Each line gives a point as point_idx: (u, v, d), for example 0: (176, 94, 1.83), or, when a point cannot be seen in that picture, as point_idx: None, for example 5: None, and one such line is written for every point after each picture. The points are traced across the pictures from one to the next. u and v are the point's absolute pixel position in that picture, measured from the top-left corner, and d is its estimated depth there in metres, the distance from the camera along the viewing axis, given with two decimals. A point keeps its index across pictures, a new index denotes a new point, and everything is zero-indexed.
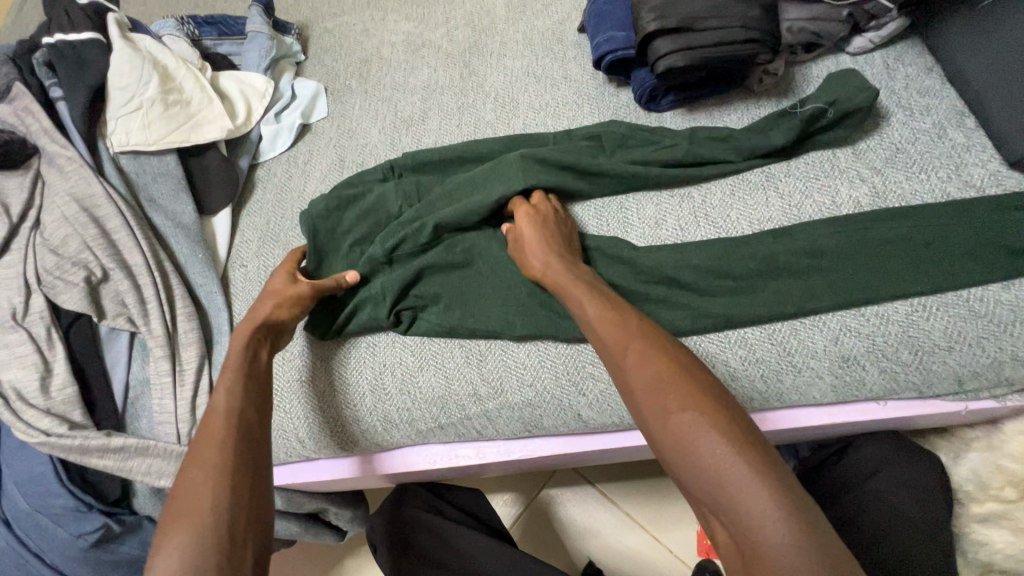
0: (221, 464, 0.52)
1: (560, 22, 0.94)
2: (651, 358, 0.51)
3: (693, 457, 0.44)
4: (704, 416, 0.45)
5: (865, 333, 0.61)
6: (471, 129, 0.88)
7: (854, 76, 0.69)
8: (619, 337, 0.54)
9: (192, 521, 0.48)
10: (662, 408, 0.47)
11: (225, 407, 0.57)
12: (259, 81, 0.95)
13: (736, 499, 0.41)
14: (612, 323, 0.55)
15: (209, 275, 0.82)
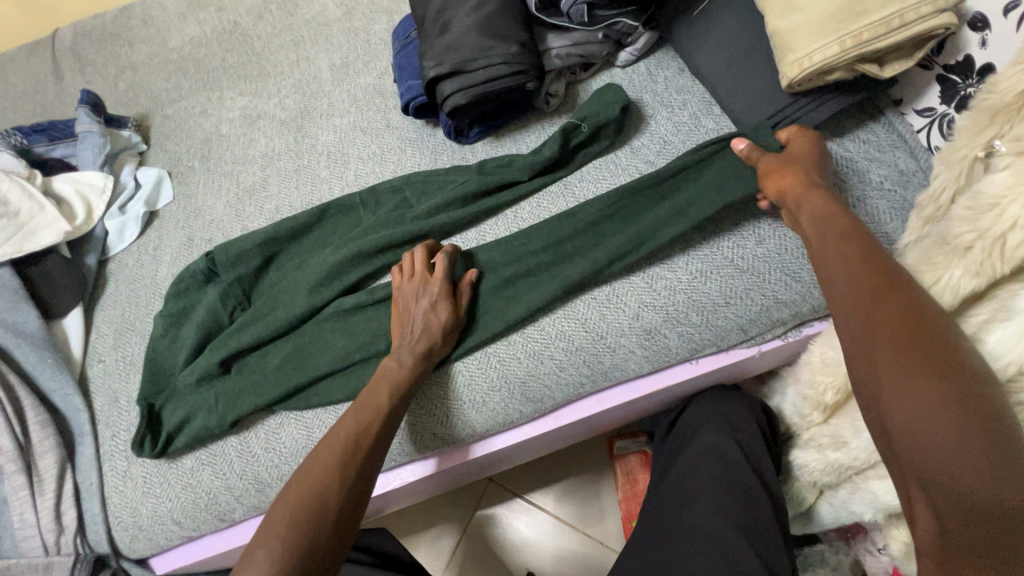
0: (326, 479, 0.59)
1: (380, 76, 1.01)
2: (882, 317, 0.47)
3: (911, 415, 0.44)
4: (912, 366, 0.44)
5: (659, 305, 0.70)
6: (308, 189, 0.92)
7: (604, 92, 0.80)
8: (866, 284, 0.50)
9: (277, 536, 0.55)
10: (886, 361, 0.46)
11: (350, 422, 0.63)
12: (95, 177, 0.96)
13: (946, 443, 0.41)
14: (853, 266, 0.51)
15: (61, 378, 0.82)
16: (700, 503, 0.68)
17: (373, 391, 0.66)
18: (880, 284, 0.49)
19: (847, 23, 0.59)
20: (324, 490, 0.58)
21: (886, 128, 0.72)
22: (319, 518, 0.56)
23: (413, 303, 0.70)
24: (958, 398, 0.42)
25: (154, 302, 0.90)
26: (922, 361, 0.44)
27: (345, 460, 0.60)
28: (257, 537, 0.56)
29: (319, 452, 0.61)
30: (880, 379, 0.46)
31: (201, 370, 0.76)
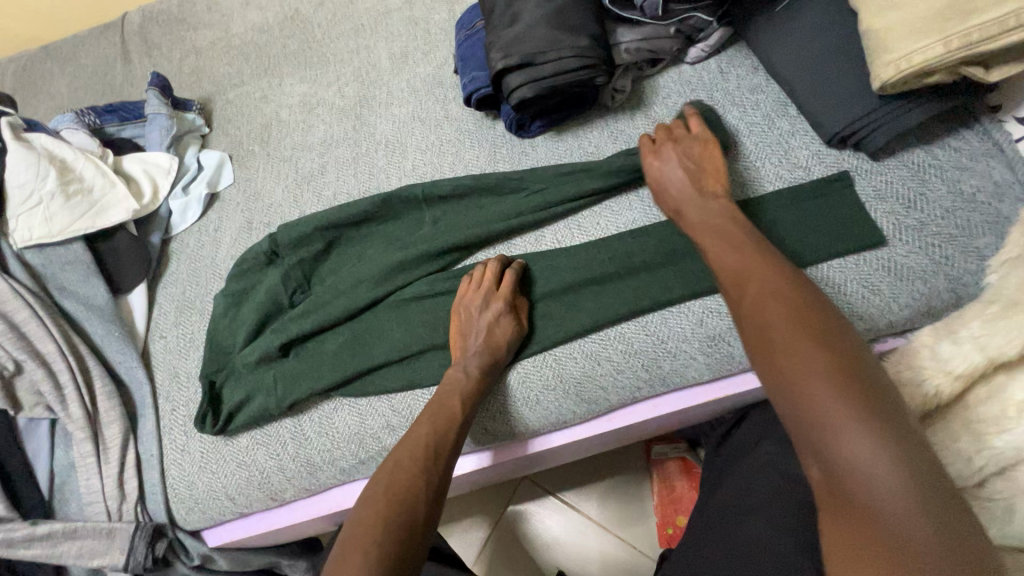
0: (408, 486, 0.57)
1: (439, 66, 1.01)
2: (782, 309, 0.47)
3: (799, 398, 0.43)
4: (827, 358, 0.43)
5: (724, 311, 0.67)
6: (366, 177, 0.93)
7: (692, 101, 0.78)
8: (749, 279, 0.51)
9: (371, 543, 0.51)
10: (779, 338, 0.45)
11: (425, 428, 0.63)
12: (162, 158, 0.99)
13: (848, 430, 0.40)
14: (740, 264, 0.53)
15: (127, 352, 0.85)
16: (758, 518, 0.65)
17: (444, 400, 0.66)
18: (775, 273, 0.51)
19: (953, 22, 0.55)
20: (408, 497, 0.56)
21: (980, 136, 0.68)
22: (407, 524, 0.54)
23: (474, 317, 0.70)
24: (853, 374, 0.42)
25: (214, 282, 0.92)
26: (811, 336, 0.44)
27: (423, 467, 0.60)
28: (341, 547, 0.52)
29: (392, 461, 0.60)
30: (770, 356, 0.46)
31: (261, 353, 0.77)
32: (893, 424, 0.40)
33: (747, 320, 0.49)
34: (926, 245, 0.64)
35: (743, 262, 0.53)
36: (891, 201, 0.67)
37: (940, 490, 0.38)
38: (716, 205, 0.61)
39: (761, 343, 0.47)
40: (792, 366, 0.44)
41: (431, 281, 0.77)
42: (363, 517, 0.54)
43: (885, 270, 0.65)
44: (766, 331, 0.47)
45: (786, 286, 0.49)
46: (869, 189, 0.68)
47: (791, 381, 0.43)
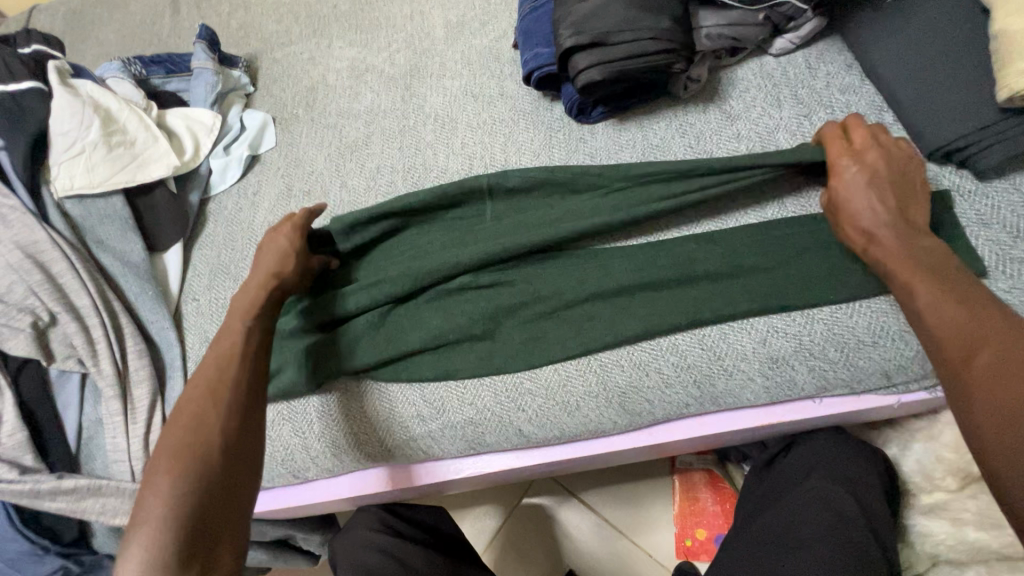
0: (219, 396, 0.58)
1: (497, 39, 0.95)
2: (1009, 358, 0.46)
3: (965, 341, 0.48)
4: None
5: (791, 333, 0.62)
6: (412, 151, 0.89)
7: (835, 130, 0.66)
8: (968, 328, 0.48)
9: (181, 456, 0.54)
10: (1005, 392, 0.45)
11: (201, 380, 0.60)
12: (206, 115, 0.96)
13: None
14: (965, 310, 0.49)
15: (160, 312, 0.83)
16: (804, 557, 0.61)
17: (221, 337, 0.64)
18: (930, 256, 0.54)
19: None
20: (219, 406, 0.58)
21: None
22: (210, 433, 0.56)
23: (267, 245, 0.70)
24: None
25: (249, 249, 0.90)
26: None
27: (241, 376, 0.60)
28: (161, 449, 0.56)
29: (204, 372, 0.60)
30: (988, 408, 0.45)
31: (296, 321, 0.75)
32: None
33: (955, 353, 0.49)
34: None
35: (907, 244, 0.55)
36: (996, 227, 0.60)
37: None
38: (925, 241, 0.55)
39: (980, 388, 0.46)
40: (962, 332, 0.48)
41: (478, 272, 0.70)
42: (182, 423, 0.57)
43: None
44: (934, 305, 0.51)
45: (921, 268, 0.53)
46: (972, 214, 0.61)
47: (962, 338, 0.48)
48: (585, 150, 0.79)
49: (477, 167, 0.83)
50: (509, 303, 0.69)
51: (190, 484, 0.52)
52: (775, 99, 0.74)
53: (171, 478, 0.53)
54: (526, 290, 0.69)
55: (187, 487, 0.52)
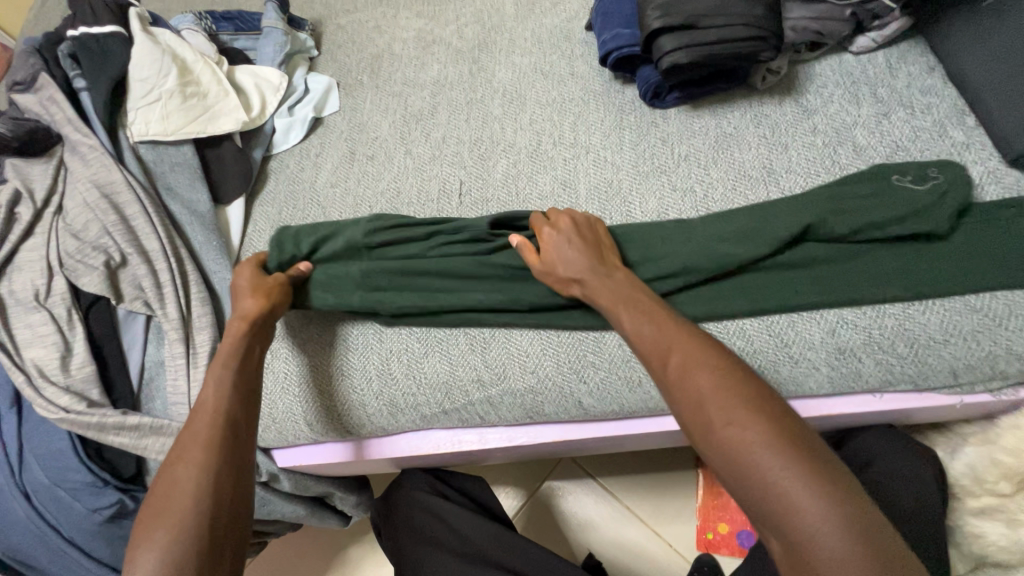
0: (192, 458, 0.54)
1: (568, 20, 0.95)
2: (712, 370, 0.50)
3: (716, 441, 0.47)
4: (744, 407, 0.47)
5: (862, 325, 0.63)
6: (479, 124, 0.89)
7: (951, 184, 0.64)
8: (668, 342, 0.54)
9: (171, 518, 0.51)
10: (702, 408, 0.48)
11: (208, 412, 0.58)
12: (273, 75, 0.98)
13: (767, 466, 0.44)
14: (660, 331, 0.55)
15: (223, 262, 0.85)
16: None
17: (201, 395, 0.60)
18: (633, 292, 0.60)
19: None
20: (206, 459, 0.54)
21: None
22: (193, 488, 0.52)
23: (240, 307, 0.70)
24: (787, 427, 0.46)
25: (310, 208, 0.91)
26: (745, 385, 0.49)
27: (228, 433, 0.57)
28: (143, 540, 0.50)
29: (186, 440, 0.56)
30: (691, 410, 0.49)
31: (366, 273, 0.75)
32: (811, 453, 0.44)
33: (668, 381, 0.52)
34: None
35: (619, 290, 0.61)
36: None
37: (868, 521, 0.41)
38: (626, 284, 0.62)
39: (688, 413, 0.50)
40: (733, 439, 0.46)
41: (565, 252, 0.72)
42: (163, 490, 0.53)
43: None
44: (700, 401, 0.49)
45: (720, 372, 0.50)
46: None
47: (724, 443, 0.46)
48: (657, 134, 0.79)
49: (546, 143, 0.84)
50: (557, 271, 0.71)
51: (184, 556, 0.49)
52: (853, 96, 0.74)
53: (159, 546, 0.49)
54: None
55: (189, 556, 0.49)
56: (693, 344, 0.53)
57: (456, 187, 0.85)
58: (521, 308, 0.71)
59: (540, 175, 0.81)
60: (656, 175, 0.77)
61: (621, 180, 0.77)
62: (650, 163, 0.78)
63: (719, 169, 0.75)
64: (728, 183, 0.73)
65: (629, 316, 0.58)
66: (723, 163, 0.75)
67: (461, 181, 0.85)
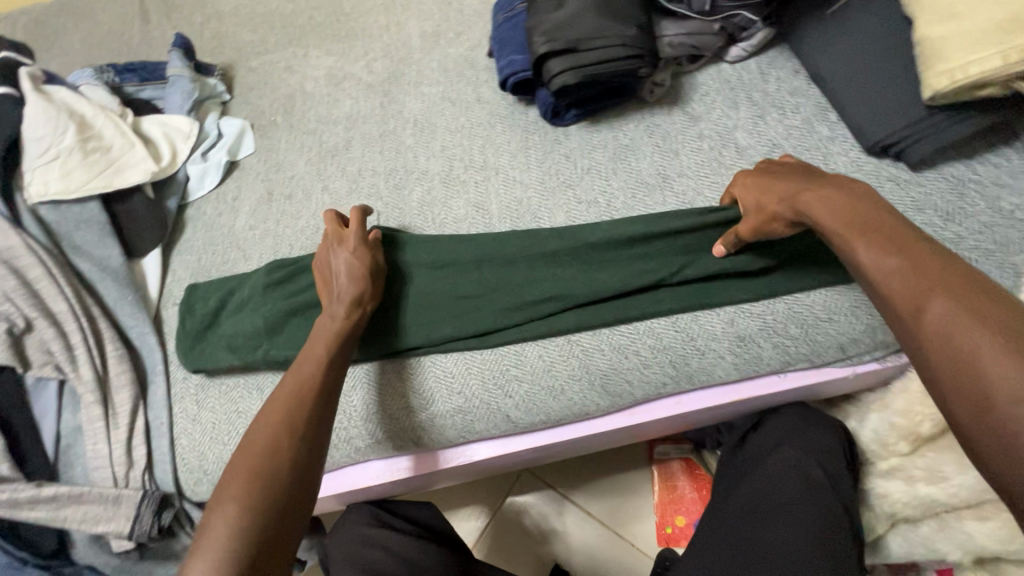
0: (279, 437, 0.55)
1: (472, 48, 0.99)
2: (955, 302, 0.42)
3: (979, 406, 0.38)
4: (999, 345, 0.38)
5: (756, 313, 0.67)
6: (393, 155, 0.91)
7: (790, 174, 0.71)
8: (919, 275, 0.45)
9: (240, 491, 0.51)
10: (940, 343, 0.41)
11: (292, 382, 0.60)
12: (182, 121, 0.96)
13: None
14: (906, 259, 0.46)
15: (140, 317, 0.83)
16: (778, 521, 0.66)
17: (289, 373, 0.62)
18: (865, 215, 0.51)
19: (1014, 35, 0.55)
20: (287, 443, 0.55)
21: (1020, 153, 0.68)
22: (291, 471, 0.54)
23: (331, 257, 0.72)
24: None
25: (230, 251, 0.90)
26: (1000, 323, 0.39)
27: (307, 413, 0.58)
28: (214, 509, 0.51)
29: (261, 425, 0.56)
30: (933, 345, 0.42)
31: (258, 322, 0.78)
32: None
33: (900, 310, 0.45)
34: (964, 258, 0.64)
35: (833, 203, 0.53)
36: (929, 212, 0.67)
37: None
38: (831, 204, 0.53)
39: (930, 348, 0.42)
40: (976, 379, 0.38)
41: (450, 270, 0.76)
42: (241, 459, 0.54)
43: None
44: (971, 358, 0.39)
45: (983, 302, 0.41)
46: (907, 200, 0.68)
47: (991, 406, 0.37)
48: (561, 151, 0.83)
49: (458, 168, 0.86)
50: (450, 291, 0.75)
51: (249, 535, 0.49)
52: (733, 102, 0.80)
53: (239, 516, 0.49)
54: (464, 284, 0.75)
55: (250, 532, 0.49)
56: (948, 270, 0.44)
57: (374, 218, 0.86)
58: (413, 330, 0.73)
59: (454, 199, 0.84)
60: (563, 190, 0.80)
61: (530, 197, 0.81)
62: (556, 179, 0.81)
63: (619, 179, 0.79)
64: (628, 191, 0.78)
65: (856, 242, 0.50)
66: (622, 173, 0.79)
67: (379, 212, 0.86)
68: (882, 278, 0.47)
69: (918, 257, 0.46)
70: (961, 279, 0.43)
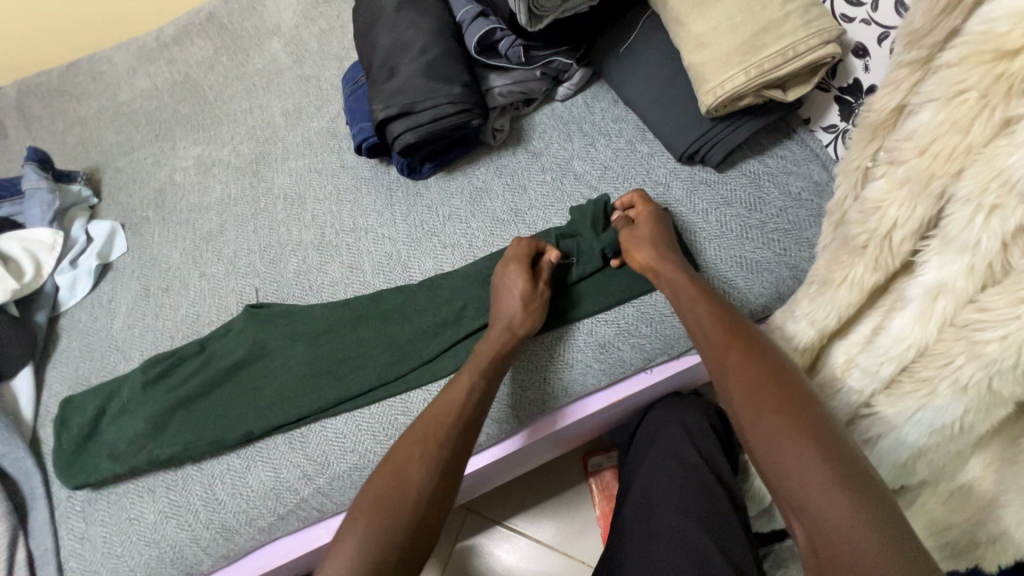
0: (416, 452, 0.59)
1: (333, 119, 1.05)
2: (749, 369, 0.52)
3: (767, 447, 0.47)
4: (780, 404, 0.48)
5: (611, 320, 0.74)
6: (266, 231, 0.94)
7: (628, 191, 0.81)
8: (728, 337, 0.56)
9: (364, 509, 0.56)
10: (742, 400, 0.51)
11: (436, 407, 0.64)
12: (44, 233, 0.93)
13: (794, 456, 0.45)
14: (721, 323, 0.58)
15: (13, 442, 0.79)
16: (662, 507, 0.71)
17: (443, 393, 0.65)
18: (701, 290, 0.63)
19: (750, 56, 0.66)
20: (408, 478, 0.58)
21: (800, 145, 0.79)
22: (409, 501, 0.56)
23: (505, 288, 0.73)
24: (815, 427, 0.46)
25: (109, 354, 0.88)
26: (778, 390, 0.50)
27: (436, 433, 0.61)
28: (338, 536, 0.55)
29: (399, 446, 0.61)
30: (736, 398, 0.52)
31: (138, 423, 0.76)
32: (838, 451, 0.44)
33: (718, 367, 0.55)
34: (768, 240, 0.74)
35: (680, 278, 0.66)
36: (735, 206, 0.77)
37: (884, 511, 0.41)
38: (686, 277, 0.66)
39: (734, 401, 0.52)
40: (759, 429, 0.48)
41: (330, 334, 0.80)
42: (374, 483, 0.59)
43: (740, 266, 0.74)
44: (756, 412, 0.49)
45: (763, 372, 0.52)
46: (717, 199, 0.78)
47: (757, 431, 0.48)
48: (422, 202, 0.89)
49: (329, 234, 0.90)
50: (337, 355, 0.78)
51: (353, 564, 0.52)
52: (566, 135, 0.89)
53: (363, 537, 0.53)
54: (346, 345, 0.79)
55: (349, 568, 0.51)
56: (748, 342, 0.55)
57: (253, 296, 0.88)
58: (302, 400, 0.76)
59: (329, 264, 0.87)
60: (428, 238, 0.86)
61: (400, 249, 0.86)
62: (421, 229, 0.87)
63: (477, 220, 0.85)
64: (486, 230, 0.84)
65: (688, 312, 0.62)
66: (479, 214, 0.86)
67: (257, 289, 0.88)
68: (707, 332, 0.58)
69: (722, 329, 0.57)
70: (756, 350, 0.54)
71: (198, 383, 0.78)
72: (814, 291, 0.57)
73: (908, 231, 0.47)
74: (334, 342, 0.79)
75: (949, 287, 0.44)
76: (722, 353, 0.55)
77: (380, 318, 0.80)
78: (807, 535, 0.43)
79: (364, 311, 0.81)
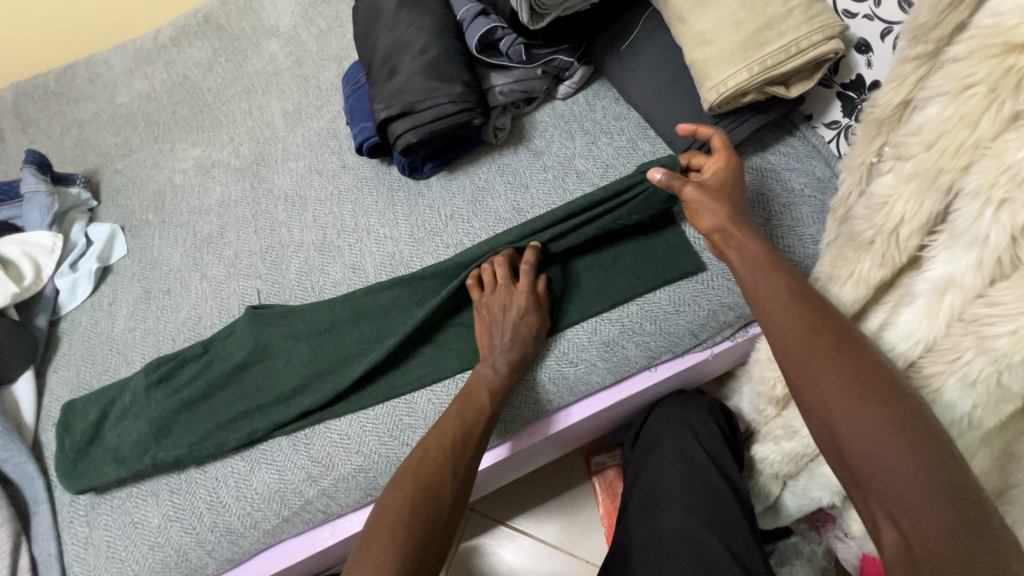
0: (445, 470, 0.62)
1: (333, 120, 1.04)
2: (839, 363, 0.50)
3: (860, 442, 0.47)
4: (876, 403, 0.48)
5: (615, 318, 0.74)
6: (267, 233, 0.93)
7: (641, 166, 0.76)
8: (810, 320, 0.53)
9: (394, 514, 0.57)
10: (833, 392, 0.50)
11: (457, 419, 0.66)
12: (43, 236, 0.93)
13: (892, 457, 0.45)
14: (799, 302, 0.54)
15: (14, 447, 0.79)
16: (668, 506, 0.71)
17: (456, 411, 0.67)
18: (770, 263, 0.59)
19: (753, 52, 0.66)
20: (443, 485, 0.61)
21: (802, 140, 0.79)
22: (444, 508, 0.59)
23: (500, 309, 0.73)
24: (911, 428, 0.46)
25: (110, 357, 0.88)
26: (871, 387, 0.49)
27: (466, 448, 0.64)
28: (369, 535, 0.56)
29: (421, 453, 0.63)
30: (821, 390, 0.50)
31: (142, 427, 0.76)
32: (938, 454, 0.45)
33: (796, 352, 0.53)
34: (772, 237, 0.74)
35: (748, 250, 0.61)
36: None
37: (980, 516, 0.42)
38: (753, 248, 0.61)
39: (819, 393, 0.51)
40: (850, 425, 0.48)
41: (333, 336, 0.79)
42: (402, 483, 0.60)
43: None
44: (846, 408, 0.49)
45: (853, 366, 0.50)
46: None
47: (848, 428, 0.48)
48: (424, 202, 0.88)
49: (331, 235, 0.90)
50: (340, 355, 0.78)
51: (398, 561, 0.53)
52: (568, 133, 0.89)
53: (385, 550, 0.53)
54: (348, 346, 0.78)
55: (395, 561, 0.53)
56: (833, 329, 0.52)
57: (254, 297, 0.88)
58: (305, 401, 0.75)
59: (331, 265, 0.87)
60: (431, 238, 0.85)
61: (402, 250, 0.86)
62: (423, 229, 0.86)
63: (480, 219, 0.85)
64: (489, 229, 0.84)
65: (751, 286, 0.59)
66: (481, 214, 0.85)
67: (258, 291, 0.88)
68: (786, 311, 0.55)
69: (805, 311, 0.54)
70: (844, 338, 0.52)
71: (201, 385, 0.78)
72: (819, 288, 0.57)
73: (916, 226, 0.47)
74: (337, 342, 0.79)
75: (957, 281, 0.44)
76: (806, 336, 0.52)
77: (383, 319, 0.80)
78: (897, 530, 0.44)
79: (367, 312, 0.80)
